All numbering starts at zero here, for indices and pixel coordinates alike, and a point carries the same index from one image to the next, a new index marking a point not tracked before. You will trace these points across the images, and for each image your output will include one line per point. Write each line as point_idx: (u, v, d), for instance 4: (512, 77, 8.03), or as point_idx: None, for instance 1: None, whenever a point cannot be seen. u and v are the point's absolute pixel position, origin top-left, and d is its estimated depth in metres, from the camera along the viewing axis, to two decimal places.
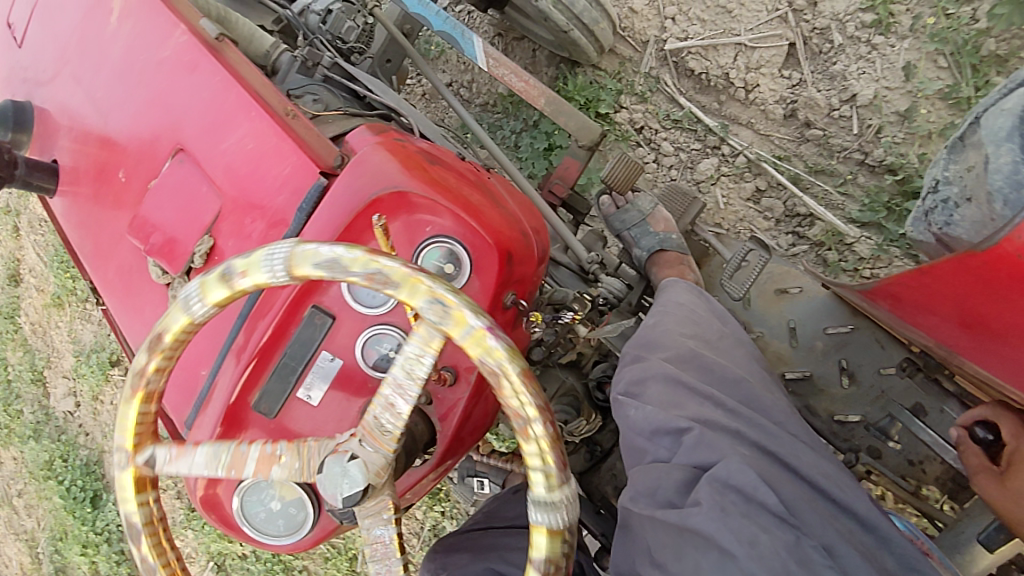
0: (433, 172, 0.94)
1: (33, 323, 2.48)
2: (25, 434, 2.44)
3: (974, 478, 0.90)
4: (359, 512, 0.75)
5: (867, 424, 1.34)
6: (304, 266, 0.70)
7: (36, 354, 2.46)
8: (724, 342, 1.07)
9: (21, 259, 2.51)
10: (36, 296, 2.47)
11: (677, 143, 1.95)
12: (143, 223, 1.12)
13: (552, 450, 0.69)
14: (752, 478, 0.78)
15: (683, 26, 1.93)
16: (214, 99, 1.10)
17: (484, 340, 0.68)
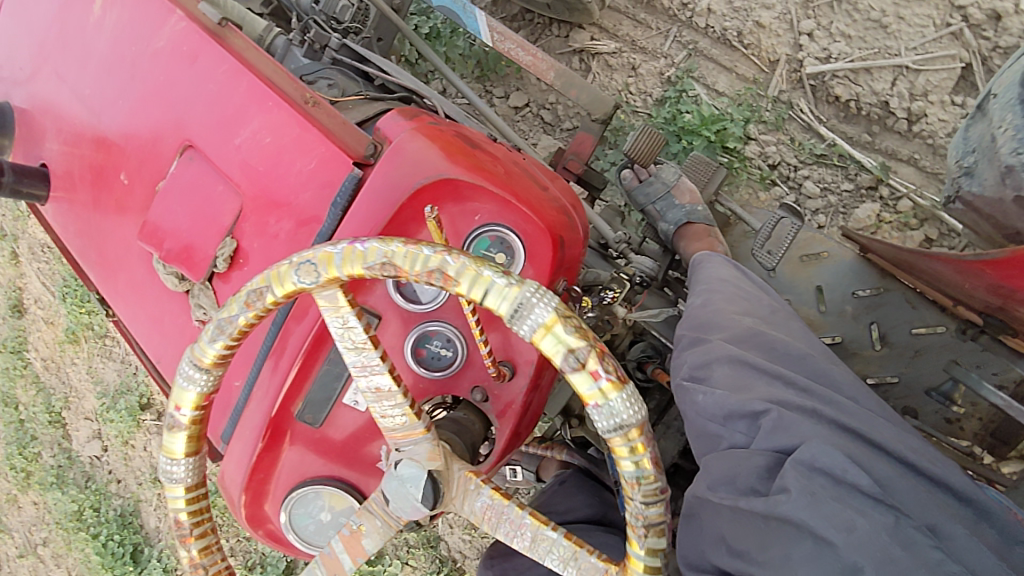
0: (475, 156, 0.88)
1: (45, 359, 2.36)
2: (47, 482, 2.30)
3: None
4: (450, 505, 0.73)
5: (927, 389, 1.30)
6: (206, 351, 0.70)
7: (52, 394, 2.35)
8: (778, 316, 1.05)
9: (22, 287, 2.39)
10: (46, 329, 2.36)
11: (823, 182, 1.69)
12: (154, 229, 1.05)
13: (560, 320, 0.62)
14: (841, 459, 0.76)
15: (824, 43, 1.69)
16: (219, 89, 1.01)
17: (355, 253, 0.64)
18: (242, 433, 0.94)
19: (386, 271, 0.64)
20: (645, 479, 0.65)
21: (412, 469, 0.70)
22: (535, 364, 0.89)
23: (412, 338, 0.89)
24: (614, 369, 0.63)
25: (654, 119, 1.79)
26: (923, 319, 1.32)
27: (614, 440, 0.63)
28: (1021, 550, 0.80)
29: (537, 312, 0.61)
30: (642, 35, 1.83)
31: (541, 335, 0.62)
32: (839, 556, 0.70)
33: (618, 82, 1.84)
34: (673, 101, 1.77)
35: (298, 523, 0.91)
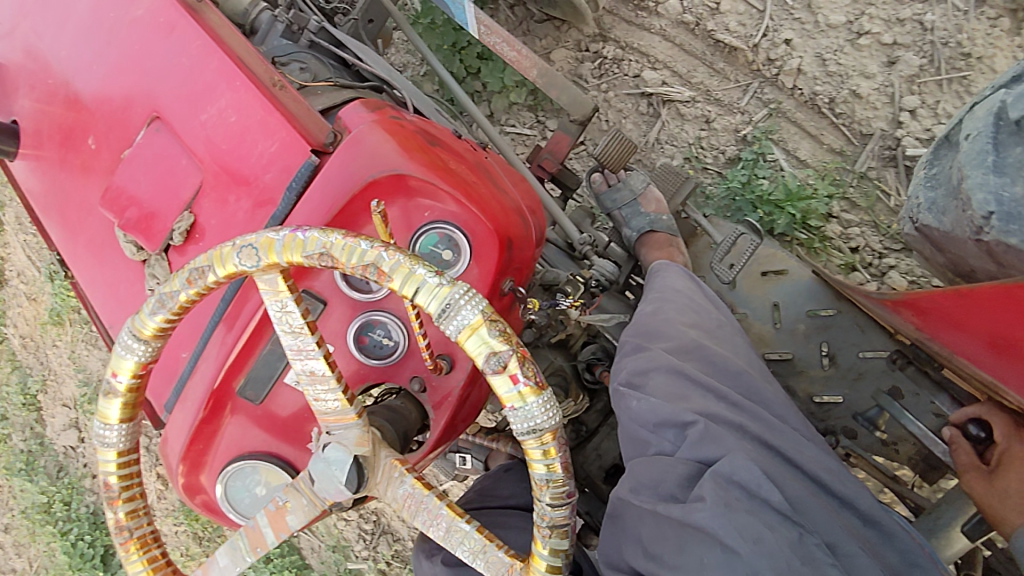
0: (433, 153, 0.91)
1: (24, 337, 2.35)
2: (16, 467, 2.31)
3: (962, 475, 0.95)
4: (372, 490, 0.75)
5: (855, 412, 1.34)
6: (148, 323, 0.72)
7: (28, 374, 2.36)
8: (722, 332, 1.09)
9: (5, 258, 2.35)
10: (27, 305, 2.33)
11: (910, 274, 1.67)
12: (115, 195, 1.06)
13: (485, 323, 0.64)
14: (756, 475, 0.80)
15: (927, 124, 1.69)
16: (191, 64, 1.02)
17: (295, 241, 0.66)
18: (185, 404, 0.97)
19: (324, 262, 0.65)
20: (554, 482, 0.68)
21: (338, 453, 0.73)
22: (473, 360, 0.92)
23: (355, 326, 0.91)
24: (537, 377, 0.65)
25: (728, 182, 1.77)
26: (870, 343, 1.36)
27: (528, 442, 0.66)
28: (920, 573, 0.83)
29: (464, 313, 0.63)
30: (717, 85, 1.83)
31: (466, 336, 0.64)
32: (743, 565, 0.74)
33: (691, 134, 1.84)
34: (750, 164, 1.76)
35: (234, 496, 0.95)
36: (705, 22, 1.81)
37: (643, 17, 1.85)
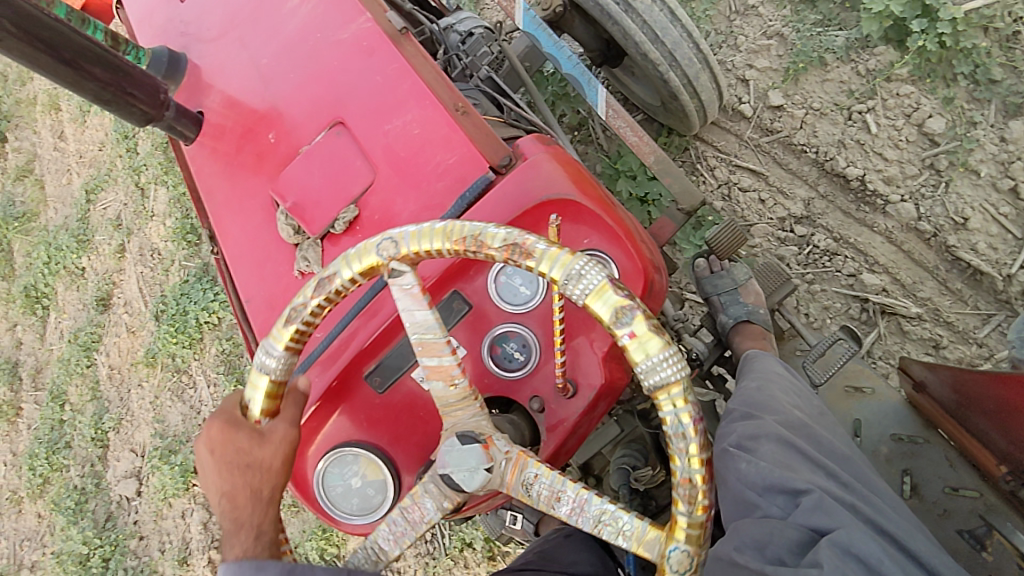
0: (597, 189, 0.98)
1: (112, 368, 2.37)
2: (65, 504, 2.27)
3: None
4: (444, 488, 0.81)
5: (958, 527, 1.23)
6: (638, 352, 0.72)
7: (106, 409, 2.35)
8: (827, 419, 1.08)
9: (117, 284, 2.45)
10: (124, 337, 2.39)
11: None
12: (287, 183, 1.16)
13: None
14: (872, 551, 0.78)
15: None
16: (386, 82, 1.14)
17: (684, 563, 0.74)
18: (312, 376, 1.04)
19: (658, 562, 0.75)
20: None
21: (476, 479, 0.79)
22: (597, 391, 0.95)
23: (493, 334, 0.96)
24: None
25: None
26: (960, 479, 1.28)
27: None
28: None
29: None
30: (950, 306, 1.72)
31: None
32: None
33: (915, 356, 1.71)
34: None
35: (328, 482, 0.96)
36: (944, 234, 1.73)
37: (865, 213, 1.80)
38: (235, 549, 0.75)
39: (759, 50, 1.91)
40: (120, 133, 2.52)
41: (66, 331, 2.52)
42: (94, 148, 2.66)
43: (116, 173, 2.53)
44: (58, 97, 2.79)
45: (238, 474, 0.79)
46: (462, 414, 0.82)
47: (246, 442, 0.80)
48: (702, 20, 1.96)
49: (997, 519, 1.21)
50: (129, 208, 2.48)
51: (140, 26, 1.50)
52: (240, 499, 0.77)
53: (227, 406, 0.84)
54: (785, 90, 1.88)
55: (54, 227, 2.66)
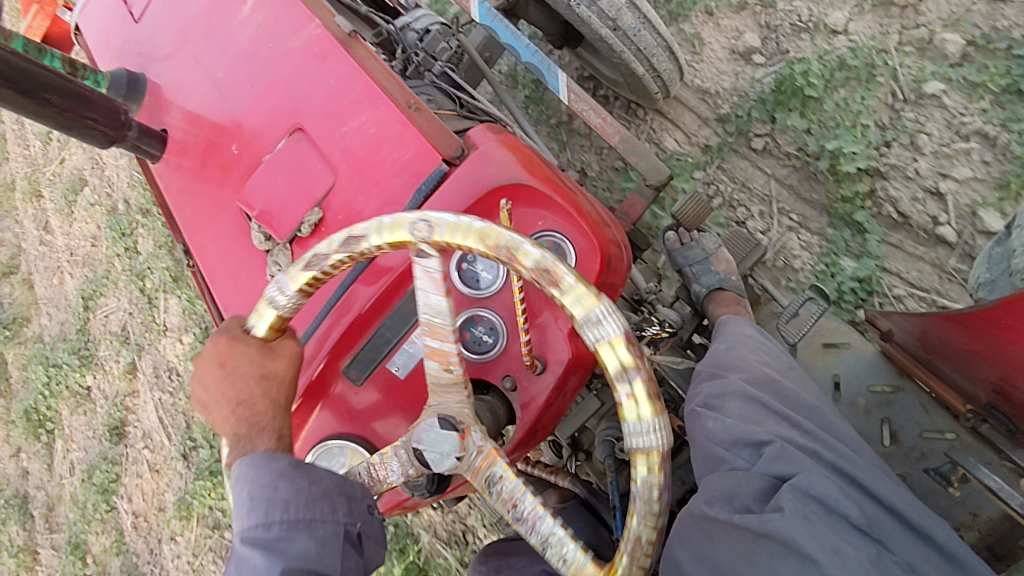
0: (548, 171, 1.01)
1: (137, 515, 2.35)
2: None
3: None
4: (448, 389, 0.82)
5: (926, 467, 1.25)
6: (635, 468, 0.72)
7: (133, 557, 2.33)
8: (795, 373, 1.11)
9: (132, 408, 2.43)
10: (147, 478, 2.36)
11: None
12: (251, 191, 1.18)
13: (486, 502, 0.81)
14: (833, 491, 0.81)
15: None
16: (340, 85, 1.17)
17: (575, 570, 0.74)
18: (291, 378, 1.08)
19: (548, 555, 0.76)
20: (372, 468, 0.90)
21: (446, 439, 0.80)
22: (565, 366, 0.98)
23: (460, 320, 1.00)
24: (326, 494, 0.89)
25: None
26: (935, 422, 1.29)
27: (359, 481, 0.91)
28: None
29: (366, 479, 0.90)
30: None
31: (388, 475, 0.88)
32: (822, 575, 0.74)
33: None
34: None
35: None
36: None
37: None
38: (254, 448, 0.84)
39: (954, 154, 1.67)
40: (118, 232, 2.48)
41: (77, 465, 2.50)
42: (87, 244, 2.62)
43: (115, 276, 2.52)
44: (38, 184, 2.80)
45: (244, 385, 0.85)
46: (444, 399, 0.82)
47: (257, 361, 0.84)
48: (862, 113, 1.73)
49: (960, 455, 1.22)
50: (135, 317, 2.45)
51: (99, 50, 1.52)
52: (241, 401, 0.84)
53: (228, 322, 0.88)
54: (1002, 209, 1.62)
55: (50, 337, 2.63)
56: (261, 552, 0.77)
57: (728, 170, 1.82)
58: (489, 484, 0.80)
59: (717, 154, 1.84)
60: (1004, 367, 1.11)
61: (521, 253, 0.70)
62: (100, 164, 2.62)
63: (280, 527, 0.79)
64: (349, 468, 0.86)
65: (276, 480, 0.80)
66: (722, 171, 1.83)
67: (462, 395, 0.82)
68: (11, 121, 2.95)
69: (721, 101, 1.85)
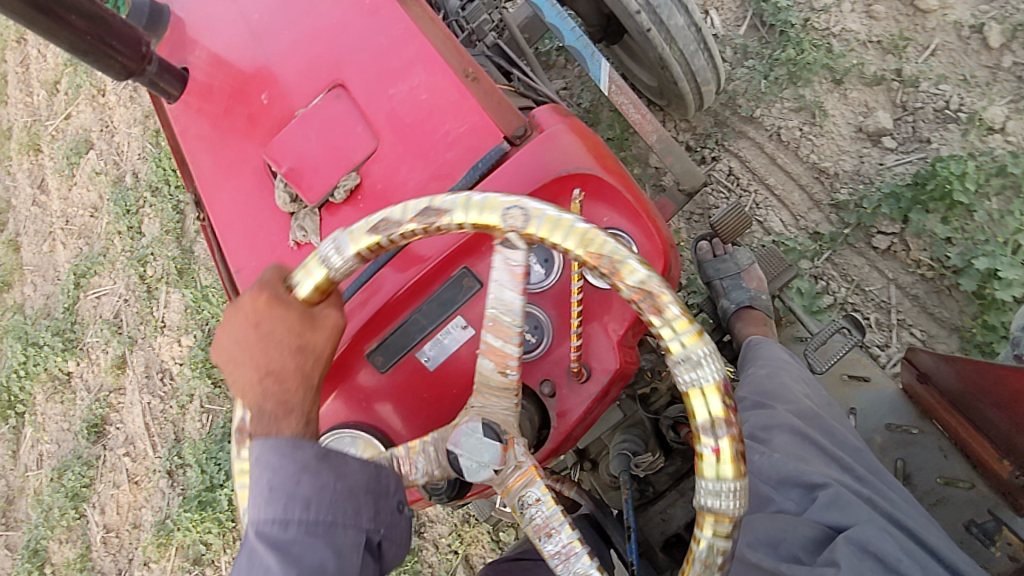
0: (615, 164, 0.94)
1: (109, 529, 2.17)
2: None
3: None
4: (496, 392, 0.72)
5: (971, 522, 1.20)
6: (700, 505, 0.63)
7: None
8: (837, 410, 1.05)
9: (115, 407, 2.24)
10: (124, 489, 2.17)
11: None
12: (281, 146, 1.08)
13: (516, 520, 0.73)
14: (895, 548, 0.75)
15: None
16: (391, 43, 1.07)
17: None
18: None
19: None
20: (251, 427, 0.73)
21: (485, 452, 0.71)
22: (610, 377, 0.91)
23: None
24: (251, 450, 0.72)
25: None
26: (960, 472, 1.25)
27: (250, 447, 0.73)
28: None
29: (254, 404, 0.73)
30: None
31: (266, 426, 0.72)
32: None
33: None
34: None
35: None
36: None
37: None
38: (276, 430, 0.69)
39: None
40: (122, 208, 2.29)
41: (47, 458, 2.30)
42: (86, 214, 2.42)
43: (112, 255, 2.32)
44: (39, 138, 2.59)
45: (273, 349, 0.71)
46: (493, 405, 0.73)
47: (295, 331, 0.71)
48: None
49: (1007, 513, 1.18)
50: (131, 306, 2.27)
51: None
52: (270, 371, 0.71)
53: (267, 273, 0.74)
54: None
55: (35, 310, 2.43)
56: (275, 557, 0.67)
57: (841, 265, 1.69)
58: (525, 507, 0.71)
59: (828, 244, 1.71)
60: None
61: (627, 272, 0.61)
62: (111, 130, 2.42)
63: (298, 527, 0.68)
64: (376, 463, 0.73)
65: (298, 474, 0.68)
66: (833, 264, 1.70)
67: (512, 404, 0.73)
68: (19, 66, 2.70)
69: (839, 185, 1.73)
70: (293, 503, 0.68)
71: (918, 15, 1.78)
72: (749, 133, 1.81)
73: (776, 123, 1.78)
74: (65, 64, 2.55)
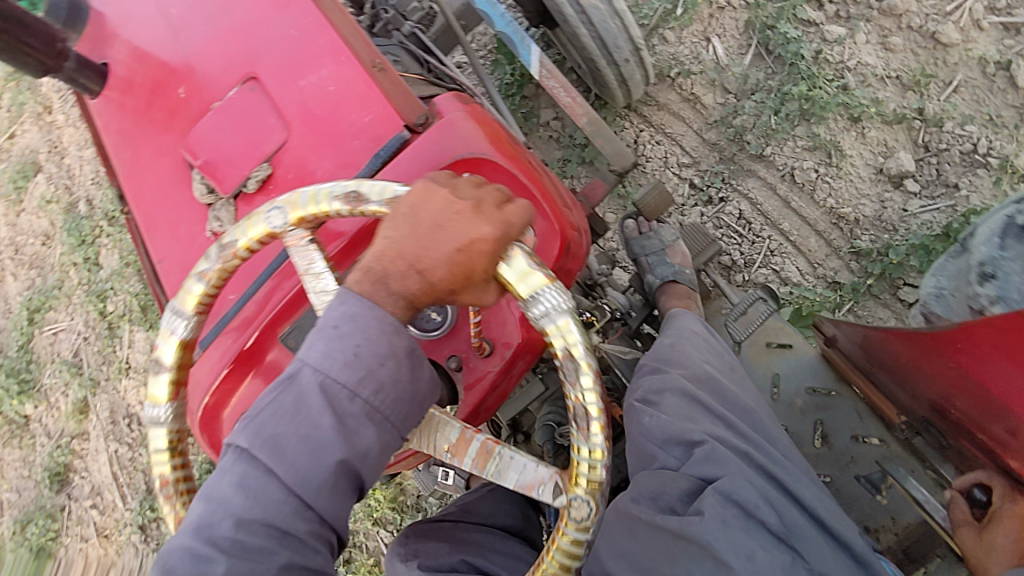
0: (513, 148, 0.99)
1: None
2: None
3: (958, 534, 0.95)
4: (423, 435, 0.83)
5: (857, 474, 1.28)
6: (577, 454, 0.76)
7: None
8: (736, 374, 1.12)
9: (78, 454, 2.22)
10: (93, 543, 2.17)
11: None
12: (196, 139, 1.10)
13: None
14: (755, 496, 0.83)
15: None
16: (301, 35, 1.09)
17: None
18: (224, 341, 1.01)
19: None
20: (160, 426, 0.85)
21: None
22: (512, 351, 0.96)
23: None
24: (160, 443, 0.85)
25: None
26: (866, 429, 1.32)
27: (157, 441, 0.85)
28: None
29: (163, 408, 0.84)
30: None
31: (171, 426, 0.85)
32: None
33: None
34: None
35: None
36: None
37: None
38: (380, 312, 0.77)
39: None
40: (78, 239, 2.25)
41: (8, 508, 2.26)
42: (37, 242, 2.34)
43: (69, 289, 2.27)
44: None
45: (438, 261, 0.75)
46: (419, 439, 0.83)
47: (462, 232, 0.75)
48: None
49: (892, 465, 1.26)
50: (91, 345, 2.24)
51: None
52: (423, 269, 0.76)
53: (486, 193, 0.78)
54: None
55: None
56: (332, 418, 0.74)
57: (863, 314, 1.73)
58: None
59: (850, 294, 1.76)
60: (940, 383, 1.06)
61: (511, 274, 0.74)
62: (59, 150, 2.36)
63: (362, 404, 0.76)
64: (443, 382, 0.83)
65: (386, 357, 0.77)
66: (854, 315, 1.75)
67: (427, 451, 0.83)
68: None
69: (859, 232, 1.78)
70: (365, 384, 0.76)
71: (939, 48, 1.79)
72: (758, 173, 1.86)
73: (788, 162, 1.83)
74: (7, 78, 2.48)
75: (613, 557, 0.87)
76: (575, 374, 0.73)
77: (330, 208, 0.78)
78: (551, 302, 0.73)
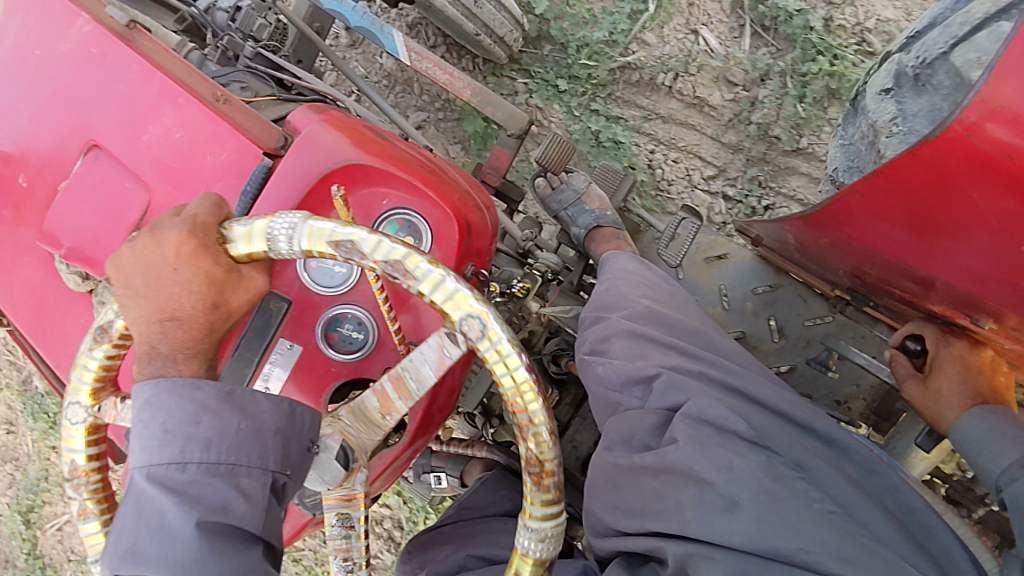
0: (385, 146, 0.95)
1: None
2: None
3: (904, 386, 1.06)
4: (350, 418, 0.76)
5: (807, 357, 1.34)
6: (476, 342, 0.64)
7: None
8: (677, 299, 1.11)
9: None
10: None
11: None
12: (54, 227, 1.02)
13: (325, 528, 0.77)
14: (722, 410, 0.82)
15: None
16: (129, 89, 1.01)
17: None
18: None
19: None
20: None
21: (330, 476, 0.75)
22: None
23: (323, 322, 0.92)
24: None
25: None
26: (813, 311, 1.36)
27: None
28: (876, 479, 0.87)
29: None
30: None
31: None
32: (719, 494, 0.76)
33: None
34: None
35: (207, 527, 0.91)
36: None
37: None
38: (162, 377, 0.69)
39: None
40: (48, 419, 2.14)
41: None
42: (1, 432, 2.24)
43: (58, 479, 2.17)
44: None
45: (177, 294, 0.71)
46: (359, 430, 0.76)
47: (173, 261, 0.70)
48: None
49: (833, 340, 1.32)
50: None
51: None
52: (172, 315, 0.71)
53: (194, 210, 0.72)
54: None
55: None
56: (172, 497, 0.66)
57: None
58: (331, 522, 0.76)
59: None
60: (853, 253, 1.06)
61: (282, 249, 0.65)
62: None
63: (197, 468, 0.68)
64: (287, 402, 0.74)
65: (197, 413, 0.69)
66: None
67: (379, 436, 0.77)
68: None
69: None
70: (188, 446, 0.68)
71: None
72: (799, 168, 1.77)
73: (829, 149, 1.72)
74: None
75: (611, 512, 0.86)
76: (354, 248, 0.64)
77: (98, 360, 0.70)
78: (284, 226, 0.65)
